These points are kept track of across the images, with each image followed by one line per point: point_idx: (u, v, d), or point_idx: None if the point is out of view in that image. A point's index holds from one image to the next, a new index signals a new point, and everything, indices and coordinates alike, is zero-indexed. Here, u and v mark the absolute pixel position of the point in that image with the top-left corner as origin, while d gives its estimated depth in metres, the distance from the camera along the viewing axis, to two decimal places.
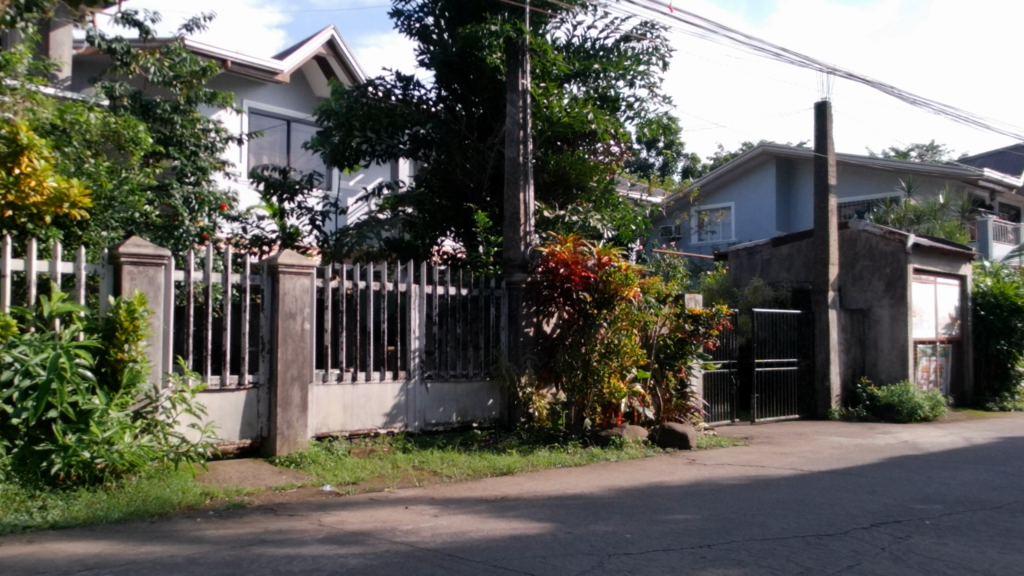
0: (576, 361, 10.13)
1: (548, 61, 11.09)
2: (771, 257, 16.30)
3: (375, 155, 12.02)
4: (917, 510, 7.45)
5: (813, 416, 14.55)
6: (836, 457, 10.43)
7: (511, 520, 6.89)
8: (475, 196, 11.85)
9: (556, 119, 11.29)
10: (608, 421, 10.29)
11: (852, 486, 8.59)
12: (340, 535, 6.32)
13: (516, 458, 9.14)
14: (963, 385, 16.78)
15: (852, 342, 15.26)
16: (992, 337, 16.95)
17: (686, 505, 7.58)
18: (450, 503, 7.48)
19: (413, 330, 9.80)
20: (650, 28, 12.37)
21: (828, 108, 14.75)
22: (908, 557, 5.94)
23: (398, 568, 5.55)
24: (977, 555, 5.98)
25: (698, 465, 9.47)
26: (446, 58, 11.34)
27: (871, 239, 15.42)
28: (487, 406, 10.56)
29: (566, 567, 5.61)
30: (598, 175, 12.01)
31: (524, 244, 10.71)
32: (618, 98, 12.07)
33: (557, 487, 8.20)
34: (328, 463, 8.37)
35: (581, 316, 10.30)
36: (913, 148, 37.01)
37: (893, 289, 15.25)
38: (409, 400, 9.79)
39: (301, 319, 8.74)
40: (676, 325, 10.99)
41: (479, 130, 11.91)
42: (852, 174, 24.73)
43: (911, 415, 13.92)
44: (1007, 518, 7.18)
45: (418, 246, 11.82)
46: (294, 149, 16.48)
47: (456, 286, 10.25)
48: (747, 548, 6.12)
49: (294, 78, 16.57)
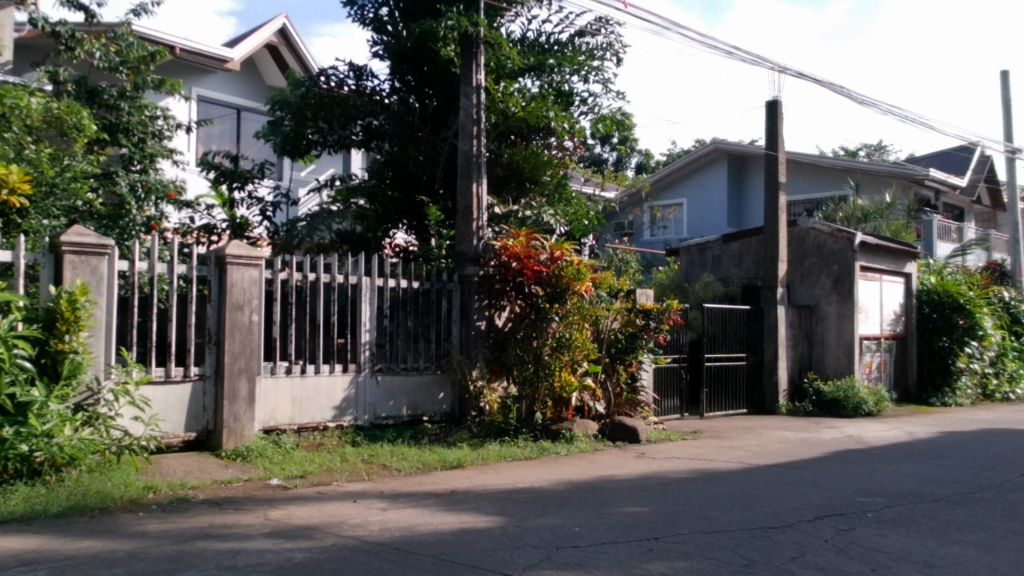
0: (528, 355, 10.11)
1: (503, 54, 11.08)
2: (721, 254, 16.48)
3: (327, 145, 11.88)
4: (860, 502, 7.60)
5: (761, 411, 14.74)
6: (782, 451, 10.57)
7: (460, 514, 6.88)
8: (428, 188, 11.83)
9: (510, 114, 11.36)
10: (559, 415, 10.30)
11: (797, 480, 8.71)
12: (286, 530, 6.25)
13: (466, 452, 9.14)
14: (907, 381, 17.18)
15: (799, 338, 15.50)
16: (935, 334, 17.35)
17: (634, 498, 7.63)
18: (398, 496, 7.45)
19: (363, 322, 9.74)
20: (605, 23, 12.41)
21: (779, 107, 14.92)
22: (850, 548, 6.04)
23: (345, 562, 5.51)
24: (917, 547, 6.10)
25: (647, 459, 9.54)
26: (401, 50, 11.26)
27: (819, 237, 15.68)
28: (438, 399, 10.54)
29: (515, 560, 5.61)
30: (552, 169, 12.01)
31: (478, 237, 10.55)
32: (573, 93, 12.06)
33: (507, 481, 8.19)
34: (275, 457, 8.29)
35: (534, 309, 10.29)
36: (861, 148, 37.73)
37: (840, 286, 15.49)
38: (360, 393, 9.73)
39: (249, 311, 8.62)
40: (627, 320, 11.04)
41: (433, 123, 11.90)
42: (802, 173, 25.08)
43: (857, 409, 14.12)
44: (947, 510, 7.34)
45: (369, 240, 11.71)
46: (244, 138, 16.25)
47: (409, 279, 10.23)
48: (693, 541, 6.18)
49: (245, 66, 16.32)
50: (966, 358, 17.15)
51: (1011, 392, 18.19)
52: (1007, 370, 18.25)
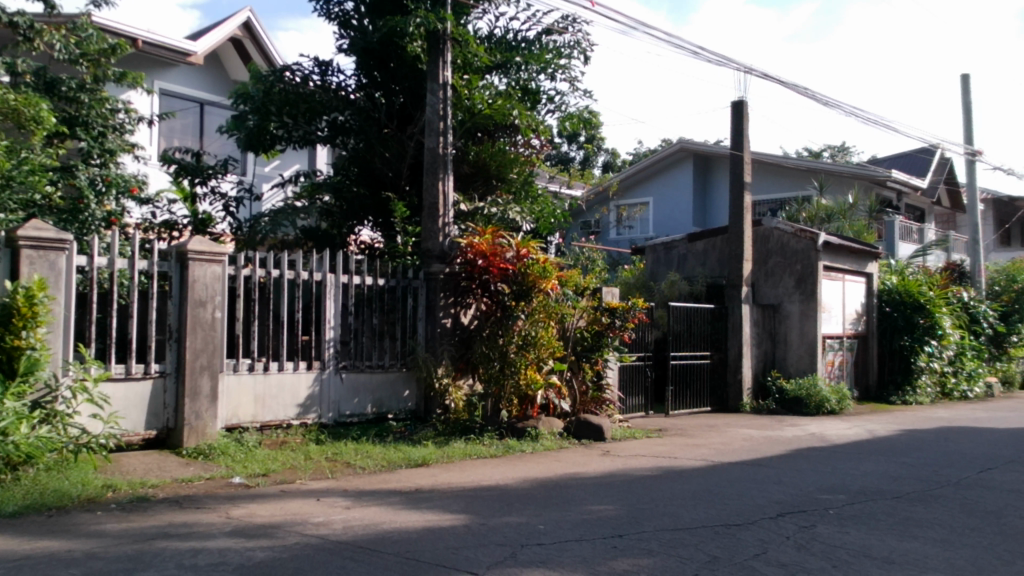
0: (494, 353, 10.10)
1: (470, 52, 11.08)
2: (687, 253, 16.56)
3: (292, 140, 11.68)
4: (822, 499, 7.67)
5: (725, 409, 14.83)
6: (746, 449, 10.65)
7: (425, 512, 6.83)
8: (394, 185, 11.80)
9: (477, 111, 11.33)
10: (524, 413, 10.28)
11: (760, 477, 8.78)
12: (247, 528, 6.17)
13: (431, 450, 9.09)
14: (868, 380, 17.43)
15: (763, 336, 15.64)
16: (896, 334, 17.55)
17: (599, 496, 7.64)
18: (363, 495, 7.38)
19: (328, 319, 9.67)
20: (572, 21, 12.41)
21: (745, 107, 15.03)
22: (812, 545, 6.09)
23: (307, 561, 5.45)
24: (877, 543, 6.17)
25: (612, 457, 9.56)
26: (367, 45, 11.19)
27: (783, 237, 15.82)
28: (403, 397, 10.47)
29: (479, 559, 5.58)
30: (519, 166, 12.00)
31: (443, 235, 10.62)
32: (540, 91, 12.04)
33: (472, 478, 8.17)
34: (238, 455, 8.18)
35: (499, 307, 10.31)
36: (825, 149, 38.16)
37: (803, 285, 15.64)
38: (323, 391, 9.65)
39: (212, 307, 8.52)
40: (593, 318, 11.09)
41: (399, 119, 11.82)
42: (766, 173, 25.30)
43: (819, 408, 14.28)
44: (907, 507, 7.43)
45: (334, 236, 11.75)
46: (207, 132, 16.06)
47: (375, 275, 10.15)
48: (657, 538, 6.20)
49: (209, 60, 16.12)
50: (926, 357, 17.39)
51: (969, 390, 18.49)
52: (966, 369, 18.53)
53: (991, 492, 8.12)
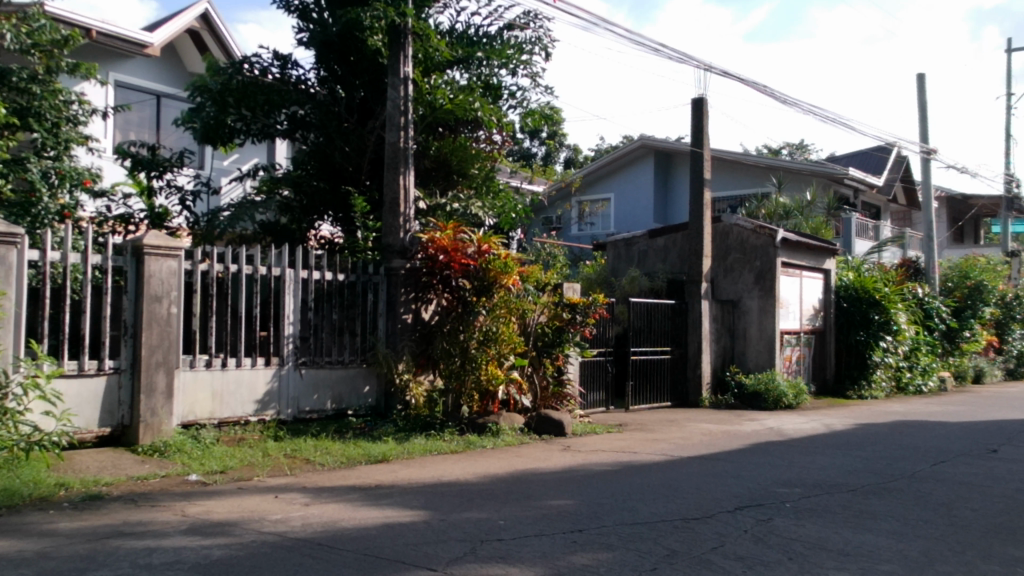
0: (454, 349, 10.06)
1: (430, 46, 11.00)
2: (648, 248, 16.64)
3: (250, 134, 11.60)
4: (779, 493, 7.76)
5: (684, 404, 14.94)
6: (704, 443, 10.75)
7: (385, 508, 6.81)
8: (354, 179, 11.71)
9: (438, 106, 11.26)
10: (485, 408, 10.30)
11: (718, 471, 8.86)
12: (204, 526, 6.11)
13: (391, 446, 9.03)
14: (825, 374, 17.66)
15: (722, 332, 15.77)
16: (852, 329, 17.80)
17: (559, 491, 7.67)
18: (322, 491, 7.33)
19: (286, 315, 9.57)
20: (534, 17, 12.41)
21: (705, 105, 15.15)
22: (769, 538, 6.16)
23: (265, 559, 5.40)
24: (833, 536, 6.25)
25: (572, 452, 9.59)
26: (326, 39, 11.10)
27: (742, 233, 15.96)
28: (363, 393, 10.44)
29: (438, 555, 5.57)
30: (481, 162, 11.98)
31: (404, 230, 10.54)
32: (501, 87, 12.02)
33: (432, 474, 8.15)
34: (194, 452, 8.09)
35: (460, 303, 10.27)
36: (784, 146, 38.60)
37: (762, 281, 15.80)
38: (282, 387, 9.56)
39: (168, 303, 8.40)
40: (554, 314, 11.05)
41: (359, 113, 11.71)
42: (725, 169, 25.53)
43: (777, 402, 14.47)
44: (862, 500, 7.55)
45: (294, 231, 11.62)
46: (164, 125, 15.84)
47: (334, 271, 10.09)
48: (617, 532, 6.23)
49: (165, 51, 15.90)
50: (882, 352, 17.66)
51: (923, 384, 18.83)
52: (920, 363, 18.87)
53: (943, 484, 8.27)
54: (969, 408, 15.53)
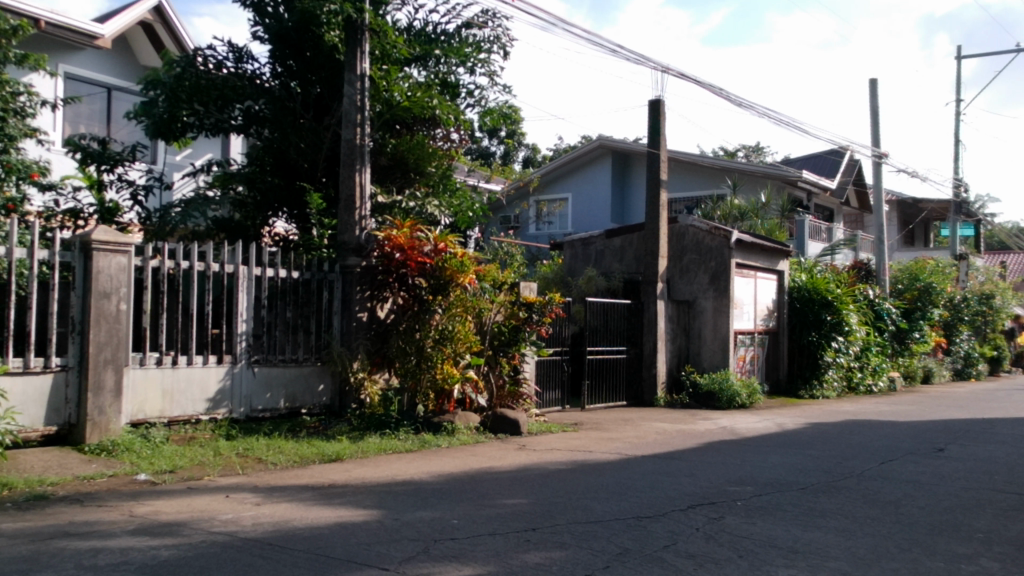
0: (410, 347, 10.01)
1: (388, 43, 10.91)
2: (604, 248, 16.72)
3: (204, 129, 11.40)
4: (731, 491, 7.84)
5: (640, 403, 15.02)
6: (659, 443, 10.82)
7: (337, 508, 6.76)
8: (309, 175, 11.62)
9: (395, 103, 11.23)
10: (440, 408, 10.20)
11: (671, 470, 8.92)
12: (152, 526, 6.01)
13: (346, 445, 8.98)
14: (778, 373, 17.91)
15: (678, 332, 15.90)
16: (805, 329, 18.09)
17: (513, 489, 7.68)
18: (274, 491, 7.26)
19: (239, 313, 9.47)
20: (492, 16, 12.40)
21: (661, 106, 15.26)
22: (720, 536, 6.22)
23: (214, 559, 5.33)
24: (783, 534, 6.33)
25: (528, 451, 9.60)
26: (282, 32, 10.95)
27: (698, 234, 16.09)
28: (318, 392, 10.32)
29: (390, 554, 5.54)
30: (437, 160, 11.92)
31: (359, 228, 10.43)
32: (459, 85, 11.99)
33: (386, 473, 8.11)
34: (144, 451, 7.97)
35: (416, 301, 10.25)
36: (740, 149, 38.99)
37: (717, 282, 15.96)
38: (235, 385, 9.44)
39: (117, 299, 8.26)
40: (511, 312, 11.06)
41: (315, 109, 11.68)
42: (681, 171, 25.75)
43: (730, 402, 14.62)
44: (812, 498, 7.66)
45: (248, 227, 11.41)
46: (115, 118, 15.58)
47: (288, 268, 9.97)
48: (570, 531, 6.24)
49: (117, 43, 15.62)
50: (833, 352, 17.93)
51: (873, 385, 19.17)
52: (871, 364, 19.19)
53: (891, 482, 8.42)
54: (918, 407, 15.82)
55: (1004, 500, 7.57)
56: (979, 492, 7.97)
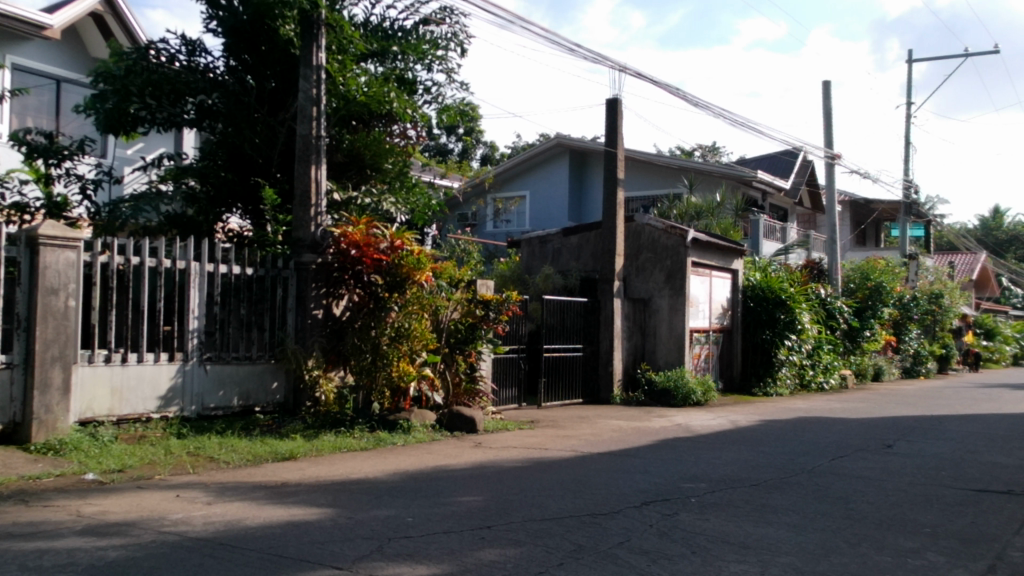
0: (366, 344, 9.95)
1: (345, 38, 10.91)
2: (561, 246, 16.75)
3: (155, 123, 11.24)
4: (685, 488, 7.91)
5: (596, 400, 15.09)
6: (614, 440, 10.88)
7: (290, 506, 6.69)
8: (264, 170, 11.46)
9: (352, 98, 11.13)
10: (397, 405, 10.22)
11: (626, 467, 8.98)
12: (100, 526, 5.91)
13: (299, 443, 8.90)
14: (732, 371, 18.14)
15: (633, 329, 16.00)
16: (759, 328, 18.30)
17: (468, 487, 7.67)
18: (225, 489, 7.17)
19: (191, 309, 9.34)
20: (450, 13, 12.35)
21: (618, 105, 15.32)
22: (673, 532, 6.27)
23: (164, 560, 5.25)
24: (735, 530, 6.40)
25: (483, 448, 9.60)
26: (236, 26, 10.84)
27: (654, 233, 16.21)
28: (271, 389, 10.17)
29: (344, 553, 5.50)
30: (394, 156, 11.90)
31: (314, 224, 10.27)
32: (416, 82, 11.94)
33: (340, 471, 8.06)
34: (92, 450, 7.82)
35: (372, 299, 10.16)
36: (696, 149, 39.29)
37: (673, 280, 16.07)
38: (186, 383, 9.30)
39: (65, 295, 8.11)
40: (467, 310, 11.06)
41: (269, 104, 11.44)
42: (638, 170, 25.94)
43: (685, 399, 14.73)
44: (764, 494, 7.75)
45: (200, 223, 11.20)
46: (63, 111, 15.28)
47: (241, 264, 9.86)
48: (525, 528, 6.25)
49: (66, 34, 15.33)
50: (787, 350, 18.14)
51: (825, 382, 19.46)
52: (823, 361, 19.49)
53: (841, 478, 8.55)
54: (868, 405, 16.09)
55: (951, 496, 7.73)
56: (927, 487, 8.13)
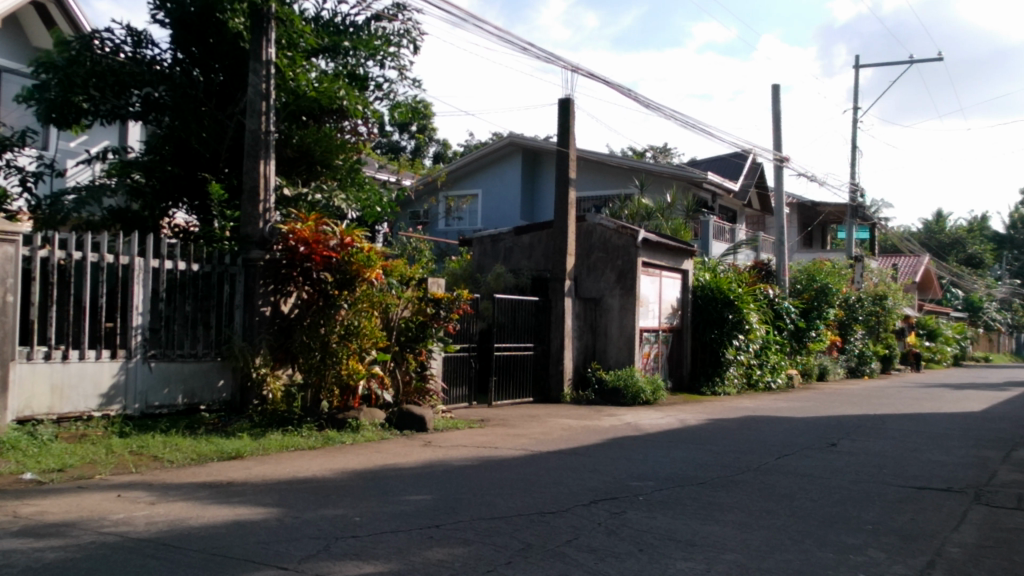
0: (315, 342, 9.82)
1: (296, 32, 10.72)
2: (513, 245, 16.78)
3: (99, 115, 10.97)
4: (633, 486, 7.95)
5: (546, 399, 15.13)
6: (564, 439, 10.90)
7: (235, 506, 6.59)
8: (211, 165, 11.31)
9: (302, 93, 11.04)
10: (346, 404, 10.10)
11: (575, 466, 9.00)
12: (37, 527, 5.76)
13: (245, 442, 8.75)
14: (682, 370, 18.30)
15: (584, 329, 16.07)
16: (707, 327, 18.53)
17: (416, 486, 7.61)
18: (169, 489, 7.05)
19: (134, 306, 9.14)
20: (402, 10, 12.27)
21: (571, 105, 15.37)
22: (622, 530, 6.30)
23: (103, 561, 5.14)
24: (682, 527, 6.44)
25: (433, 447, 9.55)
26: (183, 17, 10.63)
27: (605, 232, 16.27)
28: (217, 387, 10.04)
29: (289, 553, 5.43)
30: (345, 153, 11.82)
31: (263, 220, 10.19)
32: (368, 78, 11.84)
33: (287, 470, 7.96)
34: (30, 449, 7.61)
35: (321, 296, 10.04)
36: (647, 150, 39.58)
37: (624, 280, 16.16)
38: (129, 380, 9.12)
39: (3, 291, 7.89)
40: (418, 308, 11.03)
41: (218, 98, 11.32)
42: (590, 171, 26.06)
43: (635, 398, 14.82)
44: (711, 492, 7.82)
45: (146, 218, 10.95)
46: (3, 101, 14.87)
47: (188, 260, 9.68)
48: (473, 527, 6.22)
49: (7, 23, 14.95)
50: (734, 350, 18.38)
51: (772, 381, 19.76)
52: (770, 361, 19.76)
53: (786, 476, 8.67)
54: (814, 404, 16.36)
55: (893, 493, 7.87)
56: (869, 485, 8.27)
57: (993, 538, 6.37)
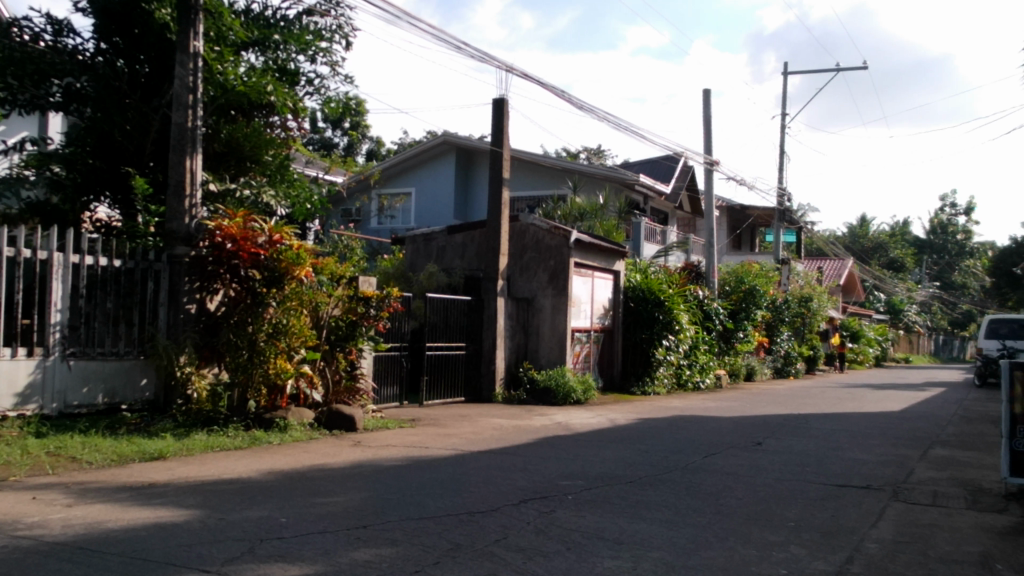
0: (241, 342, 9.67)
1: (224, 25, 10.69)
2: (446, 244, 16.71)
3: (17, 105, 10.60)
4: (562, 486, 7.99)
5: (478, 399, 15.12)
6: (495, 438, 10.91)
7: (157, 508, 6.44)
8: (136, 160, 10.93)
9: (231, 87, 10.77)
10: (273, 403, 9.97)
11: (505, 465, 9.01)
12: None
13: (168, 442, 8.54)
14: (613, 370, 18.45)
15: (516, 328, 16.13)
16: (638, 328, 18.74)
17: (344, 487, 7.53)
18: (87, 491, 6.85)
19: (52, 302, 8.85)
20: (334, 4, 12.12)
21: (505, 105, 15.35)
22: (551, 529, 6.32)
23: (15, 565, 4.96)
24: (610, 526, 6.50)
25: (363, 447, 9.46)
26: (106, 6, 10.36)
27: (538, 232, 16.32)
28: (140, 386, 9.79)
29: (212, 556, 5.32)
30: (275, 149, 11.60)
31: (189, 216, 9.90)
32: (298, 73, 11.64)
33: (211, 471, 7.79)
34: None
35: (249, 294, 9.88)
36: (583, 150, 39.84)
37: (556, 280, 16.24)
38: (46, 379, 8.85)
39: None
40: (348, 307, 10.89)
41: (143, 90, 10.97)
42: (523, 171, 26.19)
43: (566, 397, 14.91)
44: (639, 491, 7.91)
45: (66, 211, 10.62)
46: None
47: (109, 256, 9.43)
48: (402, 528, 6.18)
49: None
50: (664, 350, 18.66)
51: (700, 381, 20.08)
52: (698, 361, 20.06)
53: (713, 475, 8.81)
54: (741, 404, 16.67)
55: (815, 491, 8.06)
56: (792, 483, 8.44)
57: (909, 533, 6.56)
